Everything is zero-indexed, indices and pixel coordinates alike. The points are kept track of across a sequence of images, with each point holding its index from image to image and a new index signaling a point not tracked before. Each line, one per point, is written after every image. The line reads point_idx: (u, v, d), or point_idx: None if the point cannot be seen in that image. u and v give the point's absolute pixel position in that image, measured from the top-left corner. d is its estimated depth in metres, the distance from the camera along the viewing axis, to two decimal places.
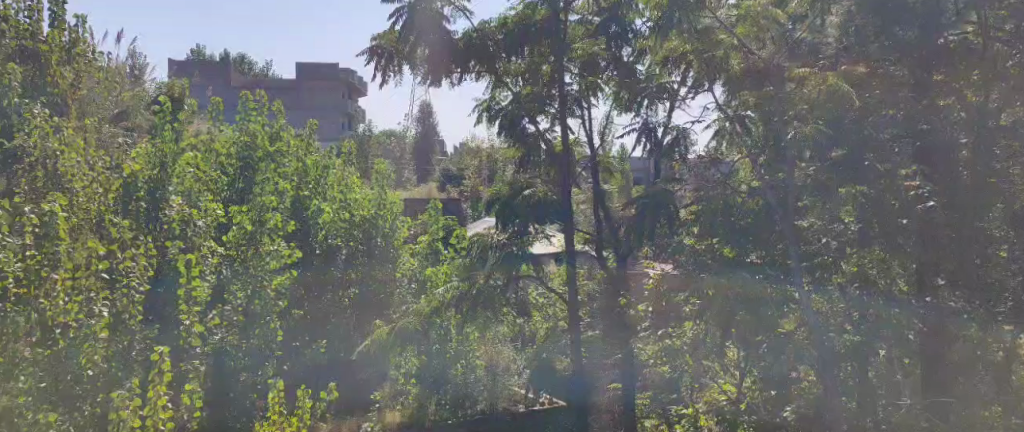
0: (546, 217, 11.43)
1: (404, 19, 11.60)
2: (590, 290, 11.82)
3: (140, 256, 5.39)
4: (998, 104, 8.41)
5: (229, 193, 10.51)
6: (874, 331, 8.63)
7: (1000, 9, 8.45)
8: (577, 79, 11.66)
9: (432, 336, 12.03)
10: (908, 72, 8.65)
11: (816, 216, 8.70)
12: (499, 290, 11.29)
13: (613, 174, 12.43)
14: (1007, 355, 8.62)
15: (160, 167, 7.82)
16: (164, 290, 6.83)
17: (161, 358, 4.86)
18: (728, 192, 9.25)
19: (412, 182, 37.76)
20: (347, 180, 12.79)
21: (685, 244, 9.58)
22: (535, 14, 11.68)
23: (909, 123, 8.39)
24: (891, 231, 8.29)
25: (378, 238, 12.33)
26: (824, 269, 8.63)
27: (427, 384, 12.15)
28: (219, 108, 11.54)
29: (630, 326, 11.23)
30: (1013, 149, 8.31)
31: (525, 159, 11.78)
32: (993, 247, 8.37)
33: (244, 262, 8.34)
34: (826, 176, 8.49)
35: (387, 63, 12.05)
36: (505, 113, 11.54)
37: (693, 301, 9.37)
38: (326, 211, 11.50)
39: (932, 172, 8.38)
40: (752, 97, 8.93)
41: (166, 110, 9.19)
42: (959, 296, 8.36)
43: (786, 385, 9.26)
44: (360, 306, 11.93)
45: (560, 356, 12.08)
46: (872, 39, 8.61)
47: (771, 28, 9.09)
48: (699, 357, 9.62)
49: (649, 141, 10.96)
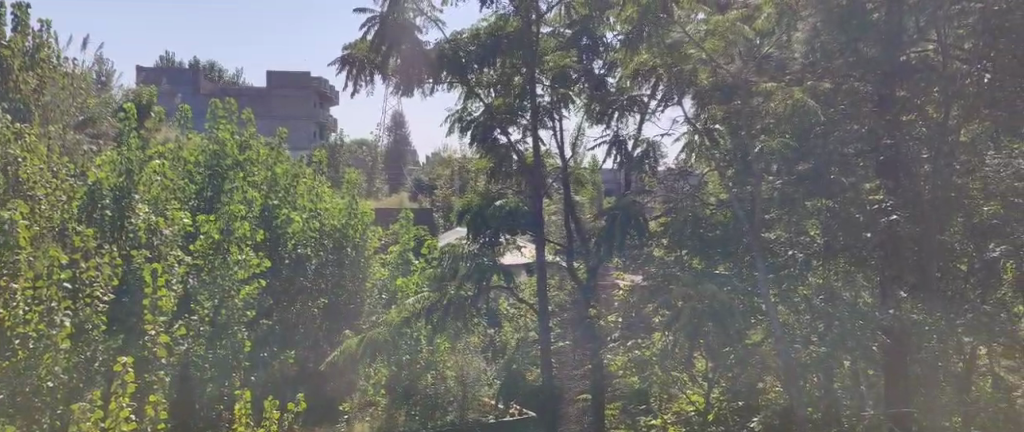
0: (518, 227, 11.72)
1: (375, 30, 11.73)
2: (562, 301, 11.96)
3: (105, 265, 5.15)
4: (957, 121, 8.54)
5: (197, 201, 10.25)
6: (838, 341, 8.39)
7: (959, 28, 8.33)
8: (549, 90, 11.82)
9: (403, 347, 11.89)
10: (871, 88, 8.72)
11: (783, 228, 9.03)
12: (469, 301, 11.35)
13: (586, 186, 12.30)
14: (966, 366, 8.74)
15: (125, 172, 7.67)
16: (127, 301, 6.75)
17: (123, 369, 4.78)
18: (697, 204, 9.70)
19: (384, 191, 37.59)
20: (318, 189, 12.61)
21: (654, 255, 10.02)
22: (507, 25, 11.88)
23: (872, 138, 8.59)
24: (855, 243, 8.60)
25: (350, 247, 12.27)
26: (790, 281, 8.84)
27: (398, 395, 12.11)
28: (188, 116, 11.34)
29: (600, 337, 10.97)
30: (972, 164, 8.49)
31: (496, 170, 12.03)
32: (956, 262, 8.60)
33: (212, 271, 8.15)
34: (793, 189, 8.64)
35: (359, 72, 12.10)
36: (479, 124, 11.88)
37: (660, 312, 9.41)
38: (295, 222, 11.23)
39: (896, 187, 8.64)
40: (720, 110, 9.05)
41: (131, 116, 9.00)
42: (922, 309, 8.55)
43: (754, 395, 9.25)
44: (332, 315, 12.03)
45: (530, 368, 12.02)
46: (837, 54, 8.79)
47: (738, 42, 9.09)
48: (668, 368, 9.50)
49: (620, 154, 11.18)
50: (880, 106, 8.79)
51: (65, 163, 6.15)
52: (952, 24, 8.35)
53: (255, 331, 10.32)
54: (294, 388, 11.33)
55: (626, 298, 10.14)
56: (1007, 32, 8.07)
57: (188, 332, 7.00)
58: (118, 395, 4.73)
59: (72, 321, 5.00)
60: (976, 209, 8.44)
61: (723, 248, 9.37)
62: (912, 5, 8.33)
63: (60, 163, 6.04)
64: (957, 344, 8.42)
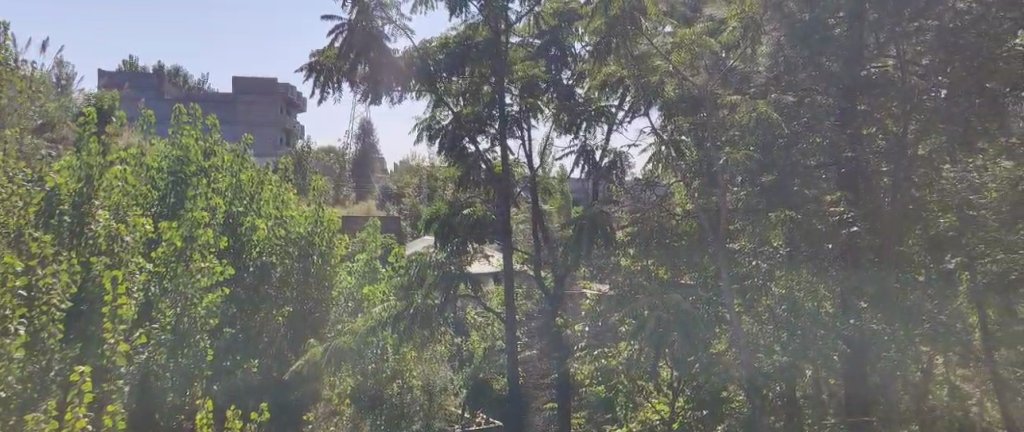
0: (484, 237, 12.21)
1: (344, 37, 11.67)
2: (528, 309, 12.75)
3: (62, 272, 5.11)
4: (915, 135, 8.55)
5: (160, 208, 9.76)
6: (801, 352, 8.73)
7: (917, 44, 8.45)
8: (517, 100, 12.14)
9: (368, 355, 11.42)
10: (834, 101, 8.73)
11: (747, 238, 9.37)
12: (436, 309, 11.87)
13: (553, 194, 12.95)
14: (925, 376, 8.79)
15: (84, 177, 7.47)
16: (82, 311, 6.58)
17: (81, 379, 4.73)
18: (664, 214, 9.76)
19: (352, 198, 37.16)
20: (282, 194, 12.20)
21: (620, 265, 10.32)
22: (477, 34, 12.06)
23: (835, 151, 8.73)
24: (817, 252, 8.91)
25: (316, 255, 11.86)
26: (753, 292, 9.22)
27: (363, 404, 11.33)
28: (151, 122, 10.84)
29: (566, 346, 11.80)
30: (930, 177, 8.49)
31: (465, 179, 12.22)
32: (914, 273, 8.73)
33: (173, 279, 7.95)
34: (756, 201, 8.93)
35: (326, 79, 12.04)
36: (447, 132, 12.02)
37: (626, 321, 9.59)
38: (260, 228, 10.98)
39: (856, 199, 8.81)
40: (686, 122, 9.16)
41: (91, 121, 8.73)
42: (882, 318, 8.54)
43: (718, 404, 9.24)
44: (296, 324, 11.61)
45: (496, 376, 12.36)
46: (801, 67, 8.92)
47: (703, 55, 9.13)
48: (634, 376, 9.67)
49: (587, 163, 11.98)
50: (841, 119, 8.79)
51: (21, 168, 6.07)
52: (909, 41, 8.47)
53: (217, 340, 9.78)
54: (260, 397, 10.62)
55: (593, 307, 10.31)
56: (961, 51, 8.03)
57: (147, 341, 6.80)
58: (72, 405, 4.69)
59: (26, 329, 4.90)
60: (932, 221, 8.49)
61: (687, 258, 9.71)
62: (873, 21, 8.41)
63: (16, 168, 5.96)
64: (915, 355, 8.46)
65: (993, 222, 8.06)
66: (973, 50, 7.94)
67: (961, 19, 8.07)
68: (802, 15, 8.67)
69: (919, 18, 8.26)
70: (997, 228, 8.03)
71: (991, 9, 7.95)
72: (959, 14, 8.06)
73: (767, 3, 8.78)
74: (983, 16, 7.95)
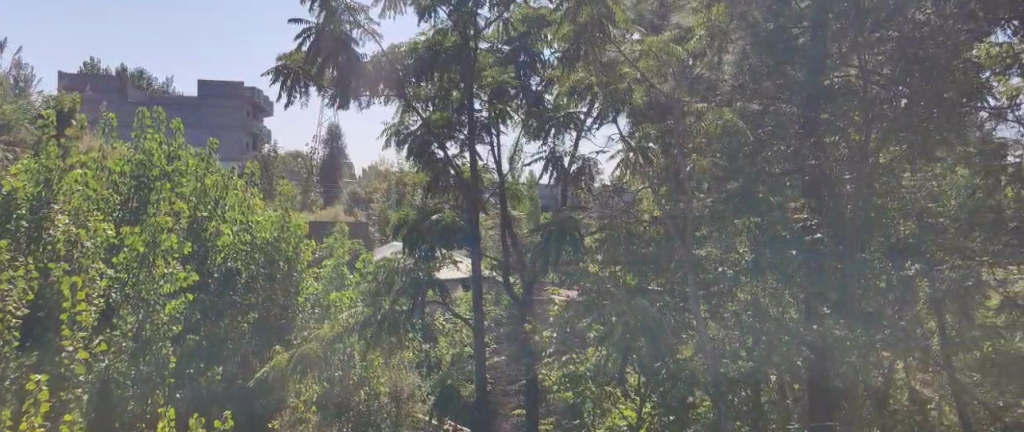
0: (453, 242, 12.15)
1: (311, 42, 11.57)
2: (496, 316, 12.86)
3: (20, 278, 5.03)
4: (877, 144, 8.65)
5: (121, 214, 9.47)
6: (766, 357, 8.76)
7: (878, 54, 8.46)
8: (487, 106, 12.24)
9: (334, 362, 11.44)
10: (797, 109, 8.74)
11: (713, 244, 9.39)
12: (405, 314, 11.84)
13: (522, 201, 12.83)
14: (886, 381, 8.88)
15: (43, 182, 7.35)
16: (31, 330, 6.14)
17: (37, 388, 4.67)
18: (631, 220, 9.98)
19: (318, 203, 36.83)
20: (248, 201, 11.86)
21: (588, 270, 10.52)
22: (446, 40, 12.07)
23: (798, 160, 8.84)
24: (784, 261, 8.81)
25: (282, 260, 11.64)
26: (718, 297, 9.29)
27: (329, 411, 11.38)
28: (113, 124, 10.54)
29: (535, 352, 11.67)
30: (889, 187, 8.87)
31: (434, 184, 12.29)
32: (874, 279, 8.60)
33: (138, 285, 7.58)
34: (722, 208, 9.07)
35: (294, 83, 11.92)
36: (416, 138, 12.02)
37: (593, 327, 9.68)
38: (224, 234, 10.67)
39: (819, 206, 8.95)
40: (654, 129, 9.19)
41: (50, 124, 8.44)
42: (845, 324, 8.42)
43: (684, 410, 9.42)
44: (263, 330, 11.38)
45: (464, 383, 12.17)
46: (765, 76, 8.83)
47: (670, 63, 9.14)
48: (601, 382, 9.81)
49: (556, 170, 12.09)
50: (806, 128, 8.82)
51: None
52: (872, 51, 8.43)
53: (180, 347, 9.74)
54: (224, 405, 10.48)
55: (560, 313, 10.41)
56: (921, 61, 8.07)
57: (108, 348, 6.66)
58: (27, 415, 4.63)
59: None
60: (894, 229, 8.72)
61: (655, 264, 9.70)
62: (836, 31, 8.49)
63: None
64: (876, 359, 8.41)
65: (952, 228, 8.43)
66: (932, 60, 7.99)
67: (919, 30, 8.11)
68: (767, 24, 8.66)
69: (880, 29, 8.31)
70: (955, 233, 8.41)
71: (949, 22, 8.02)
72: (918, 26, 8.10)
73: (733, 12, 8.88)
74: (940, 29, 8.02)
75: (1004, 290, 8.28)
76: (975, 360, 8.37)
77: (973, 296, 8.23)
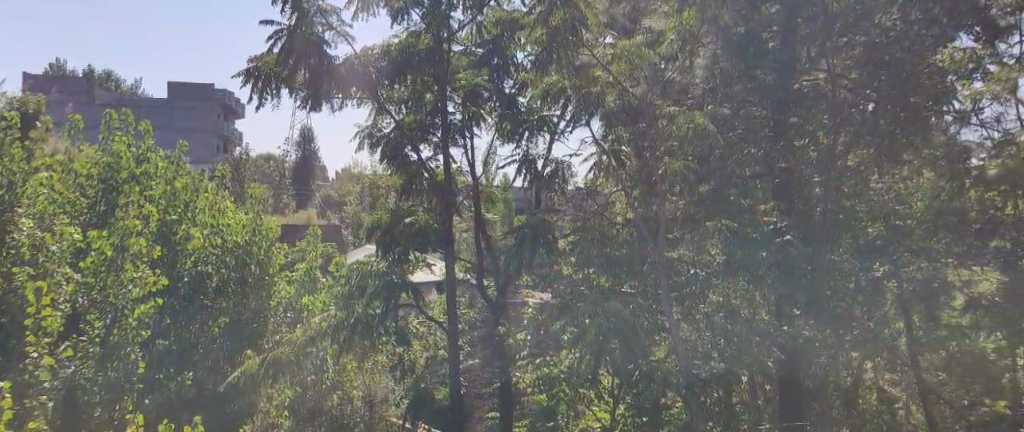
0: (427, 245, 12.39)
1: (283, 43, 11.56)
2: (472, 319, 12.78)
3: None
4: (845, 147, 8.86)
5: (88, 218, 9.35)
6: (736, 357, 8.88)
7: (846, 59, 8.63)
8: (460, 108, 12.25)
9: (307, 366, 10.91)
10: (768, 113, 8.83)
11: (685, 248, 9.71)
12: (376, 318, 12.10)
13: (496, 203, 12.80)
14: (853, 380, 9.07)
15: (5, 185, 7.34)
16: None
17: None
18: (604, 221, 10.08)
19: (290, 206, 36.76)
20: (218, 203, 11.69)
21: (562, 273, 10.62)
22: (418, 43, 11.91)
23: (768, 162, 9.01)
24: (754, 263, 8.98)
25: (253, 263, 11.42)
26: (689, 300, 9.59)
27: (304, 415, 10.86)
28: (79, 127, 10.40)
29: (508, 356, 11.95)
30: (859, 189, 8.97)
31: (407, 186, 12.46)
32: (842, 281, 8.65)
33: (103, 290, 7.37)
34: (694, 210, 9.26)
35: (264, 85, 11.85)
36: (389, 140, 12.14)
37: (567, 330, 9.73)
38: (193, 237, 10.49)
39: (788, 208, 9.11)
40: (625, 131, 9.49)
41: (14, 126, 8.35)
42: (812, 324, 8.50)
43: (658, 411, 9.36)
44: (231, 333, 10.96)
45: (438, 386, 12.40)
46: (737, 80, 8.90)
47: (643, 66, 9.36)
48: (574, 384, 9.96)
49: (529, 172, 12.09)
50: (776, 131, 8.91)
51: None
52: (838, 56, 8.61)
53: (149, 352, 9.61)
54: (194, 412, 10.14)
55: (534, 315, 10.51)
56: (886, 65, 8.26)
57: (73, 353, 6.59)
58: None
59: None
60: (862, 232, 8.83)
61: (624, 266, 9.88)
62: (804, 37, 8.46)
63: None
64: (842, 359, 8.60)
65: (917, 229, 8.42)
66: (898, 65, 8.18)
67: (886, 36, 8.27)
68: (737, 28, 8.54)
69: (848, 34, 8.41)
70: (918, 234, 8.42)
71: (914, 27, 8.13)
72: (884, 31, 8.24)
73: (702, 16, 8.65)
74: (903, 37, 8.21)
75: (969, 290, 8.24)
76: (940, 359, 8.36)
77: (939, 297, 8.25)
